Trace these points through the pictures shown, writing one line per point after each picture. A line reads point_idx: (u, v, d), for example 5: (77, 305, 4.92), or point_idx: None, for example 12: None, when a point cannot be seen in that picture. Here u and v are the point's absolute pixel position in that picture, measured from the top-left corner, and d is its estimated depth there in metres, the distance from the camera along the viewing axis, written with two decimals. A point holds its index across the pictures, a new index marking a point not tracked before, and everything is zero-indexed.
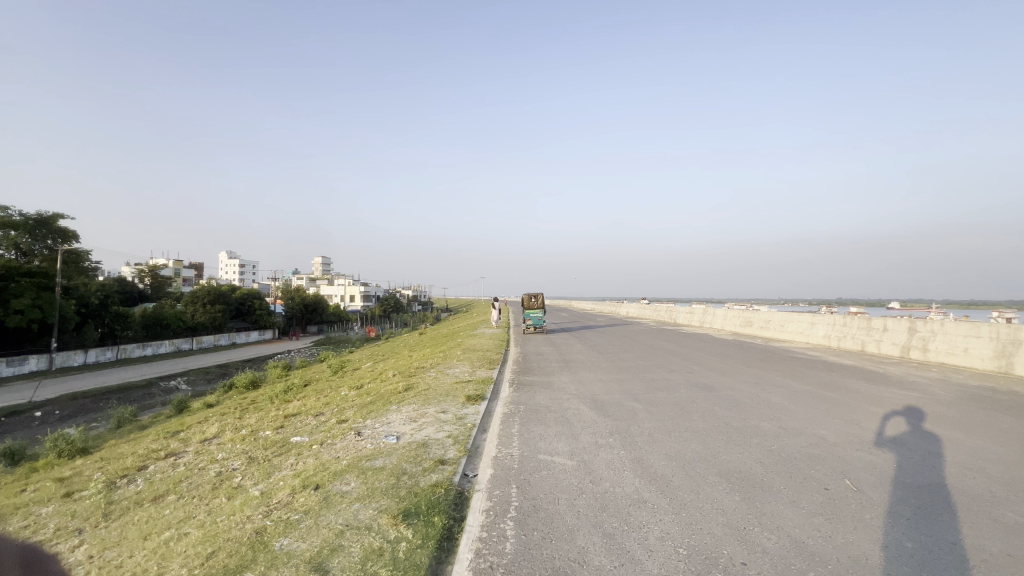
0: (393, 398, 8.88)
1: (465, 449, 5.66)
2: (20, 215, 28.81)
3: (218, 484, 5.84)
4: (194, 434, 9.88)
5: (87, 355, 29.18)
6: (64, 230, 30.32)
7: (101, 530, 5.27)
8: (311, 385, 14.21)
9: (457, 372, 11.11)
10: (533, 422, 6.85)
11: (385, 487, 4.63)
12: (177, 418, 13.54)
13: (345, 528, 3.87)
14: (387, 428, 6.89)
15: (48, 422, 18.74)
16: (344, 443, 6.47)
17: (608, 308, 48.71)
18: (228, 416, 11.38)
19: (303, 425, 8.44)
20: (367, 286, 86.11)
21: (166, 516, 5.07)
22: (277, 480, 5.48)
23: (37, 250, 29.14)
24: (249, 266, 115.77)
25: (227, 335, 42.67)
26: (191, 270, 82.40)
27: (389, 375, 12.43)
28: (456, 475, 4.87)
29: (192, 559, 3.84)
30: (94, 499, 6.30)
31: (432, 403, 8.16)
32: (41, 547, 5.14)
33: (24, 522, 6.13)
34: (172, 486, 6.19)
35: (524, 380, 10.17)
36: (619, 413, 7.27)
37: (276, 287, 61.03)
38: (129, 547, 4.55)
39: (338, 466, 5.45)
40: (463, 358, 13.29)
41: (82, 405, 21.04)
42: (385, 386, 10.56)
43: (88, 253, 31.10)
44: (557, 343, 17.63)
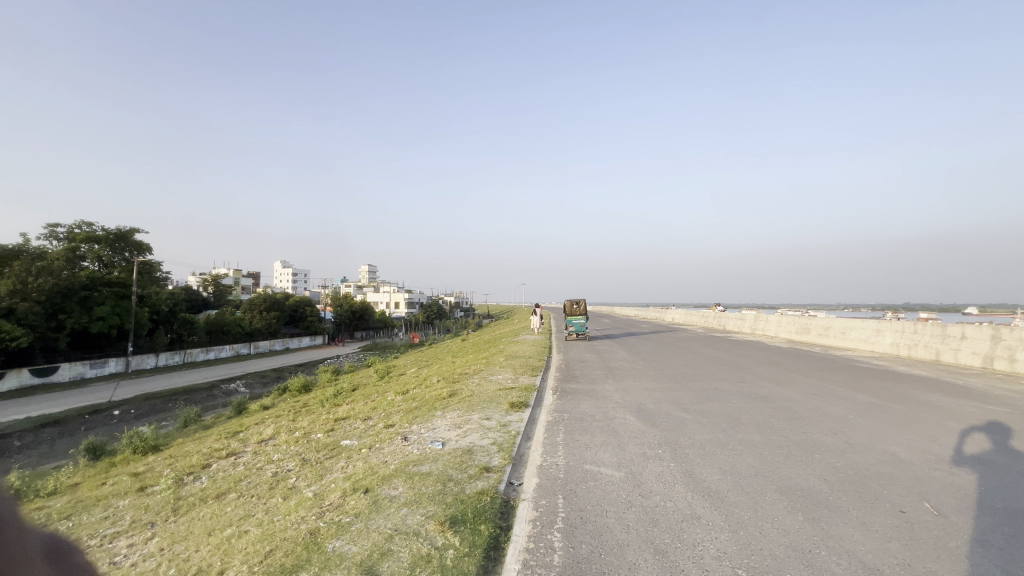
0: (438, 404, 8.98)
1: (510, 457, 5.64)
2: (103, 230, 31.91)
3: (274, 484, 6.11)
4: (252, 434, 10.40)
5: (158, 359, 31.49)
6: (139, 243, 33.23)
7: (170, 524, 5.62)
8: (359, 390, 14.65)
9: (501, 378, 11.14)
10: (578, 431, 6.74)
11: (431, 493, 4.67)
12: (237, 419, 14.35)
13: (394, 534, 3.92)
14: (433, 434, 6.97)
15: (125, 420, 20.36)
16: (391, 448, 6.60)
17: (652, 314, 47.57)
18: (283, 418, 11.93)
19: (352, 428, 8.70)
20: (412, 293, 88.43)
21: (228, 514, 5.34)
22: (329, 483, 5.67)
23: (117, 262, 31.90)
24: (302, 275, 121.80)
25: (282, 340, 44.91)
26: (250, 280, 87.80)
27: (433, 380, 12.65)
28: (501, 483, 4.84)
29: (251, 557, 4.00)
30: (165, 495, 6.74)
31: (475, 409, 8.19)
32: (118, 537, 5.53)
33: (104, 513, 6.65)
34: (232, 485, 6.52)
35: (567, 388, 10.05)
36: (667, 423, 7.03)
37: (326, 295, 63.73)
38: (195, 542, 4.80)
39: (386, 471, 5.56)
40: (506, 364, 13.30)
41: (154, 404, 22.69)
42: (429, 392, 10.72)
43: (159, 264, 33.75)
44: (600, 350, 17.37)
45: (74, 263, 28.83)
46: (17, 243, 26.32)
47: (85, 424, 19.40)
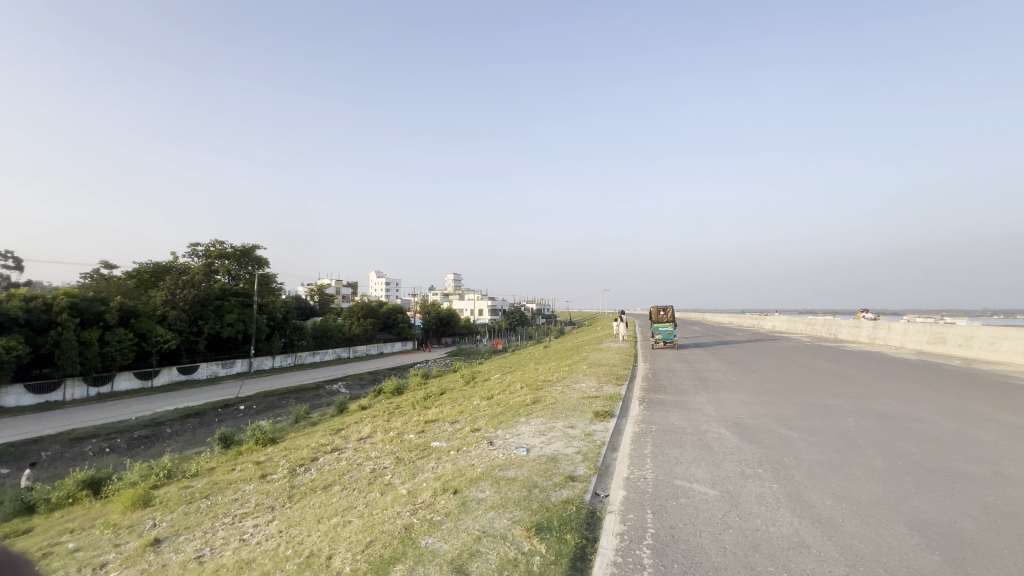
0: (522, 411, 9.09)
1: (596, 467, 5.54)
2: (231, 247, 36.78)
3: (373, 480, 6.58)
4: (352, 432, 11.29)
5: (274, 360, 35.42)
6: (259, 258, 37.82)
7: (287, 509, 6.27)
8: (447, 394, 15.26)
9: (584, 387, 10.95)
10: (667, 444, 6.44)
11: (517, 498, 4.74)
12: (339, 417, 15.66)
13: (483, 535, 4.04)
14: (518, 440, 7.08)
15: (248, 414, 23.14)
16: (478, 451, 6.80)
17: (749, 321, 44.03)
18: (379, 418, 12.80)
19: (441, 430, 9.11)
20: (495, 300, 90.69)
21: (334, 504, 5.84)
22: (421, 481, 5.98)
23: (242, 275, 36.60)
24: (394, 283, 129.47)
25: (377, 345, 48.32)
26: (349, 289, 96.11)
27: (516, 386, 12.84)
28: (586, 493, 4.78)
29: (355, 546, 4.34)
30: (282, 483, 7.54)
31: (559, 417, 8.16)
32: (246, 517, 6.28)
33: (235, 494, 7.60)
34: (337, 477, 7.14)
35: (654, 398, 9.63)
36: (769, 440, 6.47)
37: (416, 303, 67.46)
38: (307, 527, 5.30)
39: (473, 473, 5.75)
40: (590, 372, 13.13)
41: (272, 401, 25.53)
42: (513, 398, 10.87)
43: (275, 276, 38.11)
44: (691, 359, 16.44)
45: (211, 277, 33.49)
46: (168, 260, 31.26)
47: (218, 416, 22.33)
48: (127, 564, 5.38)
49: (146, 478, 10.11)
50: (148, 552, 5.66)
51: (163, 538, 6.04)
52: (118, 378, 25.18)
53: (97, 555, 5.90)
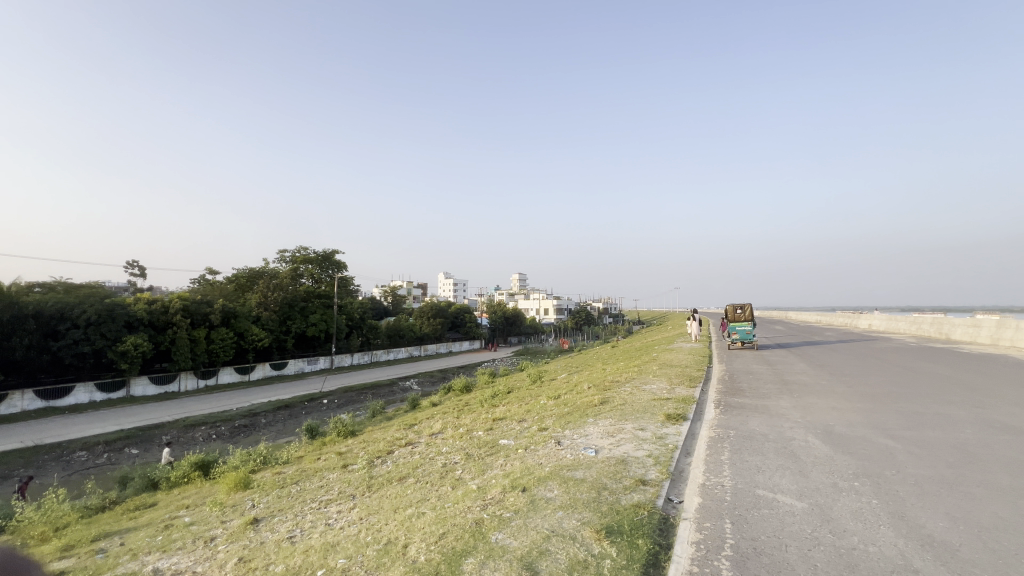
0: (589, 411, 8.97)
1: (668, 471, 5.34)
2: (314, 253, 39.78)
3: (444, 474, 6.82)
4: (424, 427, 11.74)
5: (352, 357, 37.77)
6: (338, 262, 40.61)
7: (367, 497, 6.67)
8: (514, 393, 15.40)
9: (655, 388, 10.58)
10: (747, 451, 6.05)
11: (586, 499, 4.68)
12: (412, 412, 16.38)
13: (552, 534, 4.04)
14: (586, 440, 6.99)
15: (330, 408, 24.90)
16: (545, 450, 6.80)
17: (841, 320, 40.19)
18: (449, 415, 13.24)
19: (509, 428, 9.23)
20: (560, 299, 90.23)
21: (409, 495, 6.12)
22: (490, 478, 6.10)
23: (324, 278, 39.45)
24: (461, 283, 133.06)
25: (446, 344, 49.89)
26: (420, 290, 100.33)
27: (583, 386, 12.69)
28: (659, 498, 4.61)
29: (429, 537, 4.52)
30: (362, 473, 8.04)
31: (629, 418, 7.96)
32: (331, 503, 6.76)
33: (321, 482, 8.21)
34: (411, 470, 7.48)
35: (732, 401, 9.09)
36: (866, 451, 5.88)
37: (483, 304, 68.75)
38: (385, 516, 5.60)
39: (541, 472, 5.76)
40: (660, 373, 12.66)
41: (351, 396, 27.24)
42: (580, 398, 10.75)
43: (353, 278, 40.62)
44: (773, 361, 15.32)
45: (296, 280, 36.40)
46: (261, 266, 34.40)
47: (305, 409, 24.22)
48: (232, 539, 6.00)
49: (246, 463, 11.21)
50: (249, 529, 6.27)
51: (261, 518, 6.66)
52: (221, 372, 28.12)
53: (208, 530, 6.64)
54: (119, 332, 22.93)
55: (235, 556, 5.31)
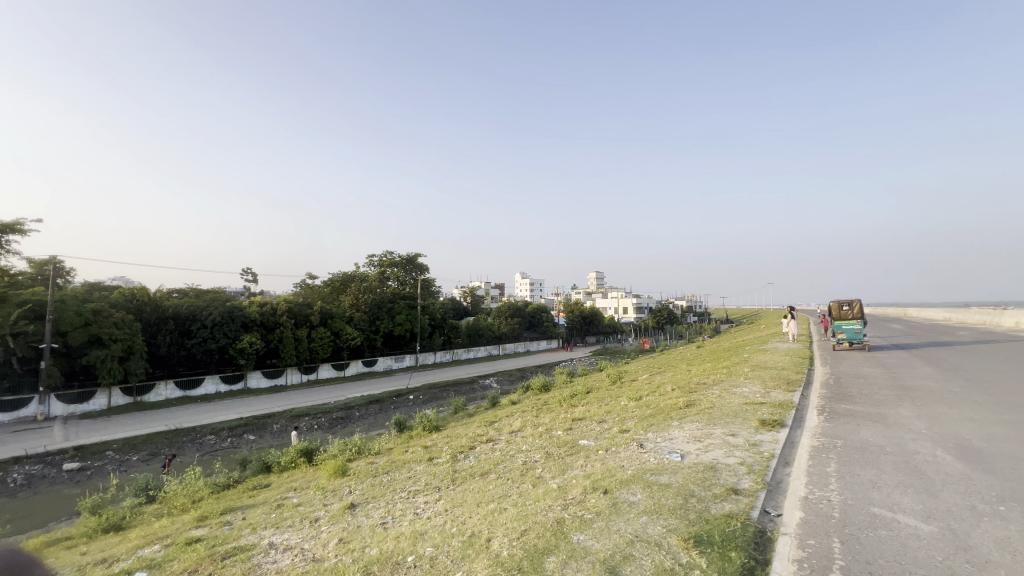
0: (673, 414, 8.56)
1: (764, 481, 4.95)
2: (398, 257, 42.40)
3: (525, 471, 6.89)
4: (504, 425, 11.93)
5: (435, 356, 39.53)
6: (420, 265, 43.00)
7: (451, 490, 6.94)
8: (593, 393, 15.13)
9: (747, 391, 9.86)
10: (859, 464, 5.42)
11: (672, 506, 4.48)
12: (493, 410, 16.79)
13: (636, 539, 3.92)
14: (670, 444, 6.70)
15: (415, 404, 26.30)
16: (628, 453, 6.61)
17: (978, 317, 34.59)
18: (528, 413, 13.38)
19: (589, 429, 9.10)
20: (640, 298, 87.21)
21: (491, 491, 6.27)
22: (571, 478, 6.07)
23: (407, 280, 41.83)
24: (537, 283, 133.83)
25: (523, 343, 50.45)
26: (498, 291, 102.69)
27: (667, 388, 12.13)
28: (753, 509, 4.29)
29: (511, 533, 4.60)
30: (446, 466, 8.38)
31: (717, 423, 7.50)
32: (418, 494, 7.12)
33: (410, 473, 8.69)
34: (493, 466, 7.65)
35: (838, 408, 8.21)
36: (1015, 471, 5.01)
37: (560, 304, 68.47)
38: (468, 510, 5.78)
39: (624, 475, 5.61)
40: (753, 376, 11.76)
41: (435, 393, 28.56)
42: (664, 400, 10.31)
43: (434, 280, 42.65)
44: (890, 364, 13.60)
45: (384, 283, 38.90)
46: (352, 270, 37.31)
47: (394, 403, 25.79)
48: (333, 521, 6.55)
49: (343, 452, 12.19)
50: (347, 513, 6.81)
51: (357, 504, 7.20)
52: (321, 368, 30.82)
53: (313, 511, 7.31)
54: (237, 331, 25.99)
55: (336, 537, 5.78)
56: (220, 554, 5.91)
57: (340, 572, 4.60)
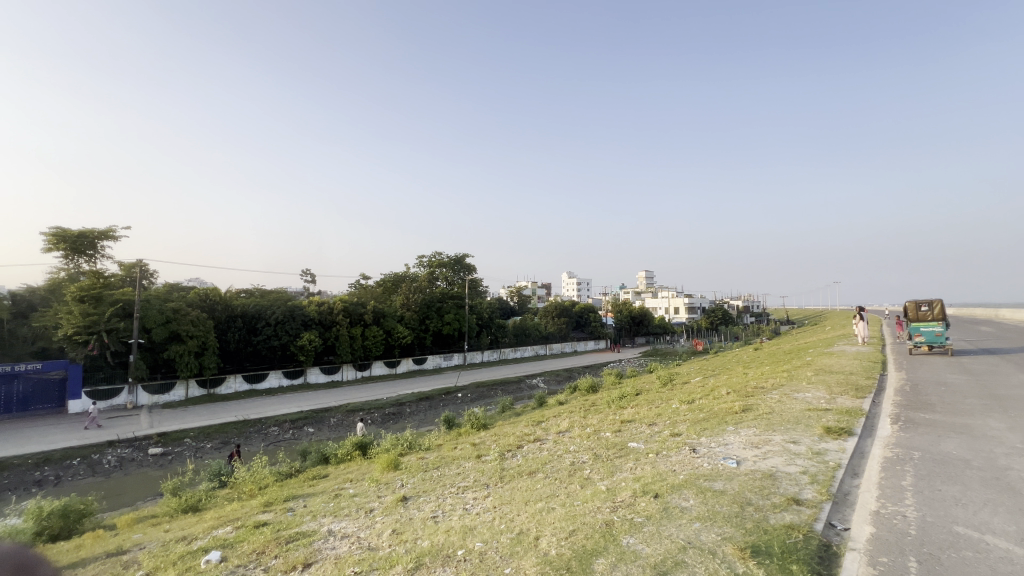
0: (729, 418, 8.22)
1: (830, 492, 4.65)
2: (446, 258, 43.48)
3: (573, 472, 6.86)
4: (552, 425, 11.91)
5: (483, 355, 40.05)
6: (467, 266, 43.98)
7: (499, 488, 7.03)
8: (642, 395, 14.79)
9: (810, 397, 9.30)
10: (939, 479, 4.98)
11: (727, 514, 4.32)
12: (540, 409, 16.80)
13: (688, 546, 3.81)
14: (725, 450, 6.44)
15: (463, 402, 26.78)
16: (679, 457, 6.42)
17: None
18: (575, 414, 13.29)
19: (639, 431, 8.91)
20: (693, 297, 84.16)
21: (539, 490, 6.29)
22: (620, 480, 5.97)
23: (455, 280, 42.83)
24: (585, 283, 132.54)
25: (570, 343, 50.09)
26: (544, 290, 102.77)
27: (721, 392, 11.65)
28: (817, 522, 4.05)
29: (559, 532, 4.60)
30: (494, 464, 8.48)
31: (777, 429, 7.12)
32: (467, 490, 7.26)
33: (459, 469, 8.87)
34: (541, 466, 7.67)
35: (915, 417, 7.57)
36: None
37: (608, 304, 67.38)
38: (517, 507, 5.83)
39: (675, 479, 5.46)
40: (816, 381, 11.07)
41: (483, 391, 28.94)
42: (718, 404, 9.90)
43: (481, 280, 43.38)
44: (977, 370, 12.38)
45: (433, 283, 39.95)
46: (403, 271, 38.58)
47: (443, 401, 26.39)
48: (386, 512, 6.81)
49: (395, 446, 12.64)
50: (399, 505, 7.05)
51: (409, 497, 7.44)
52: (374, 365, 32.05)
53: (368, 502, 7.64)
54: (298, 329, 27.49)
55: (389, 528, 6.01)
56: (284, 538, 6.29)
57: (393, 561, 4.77)
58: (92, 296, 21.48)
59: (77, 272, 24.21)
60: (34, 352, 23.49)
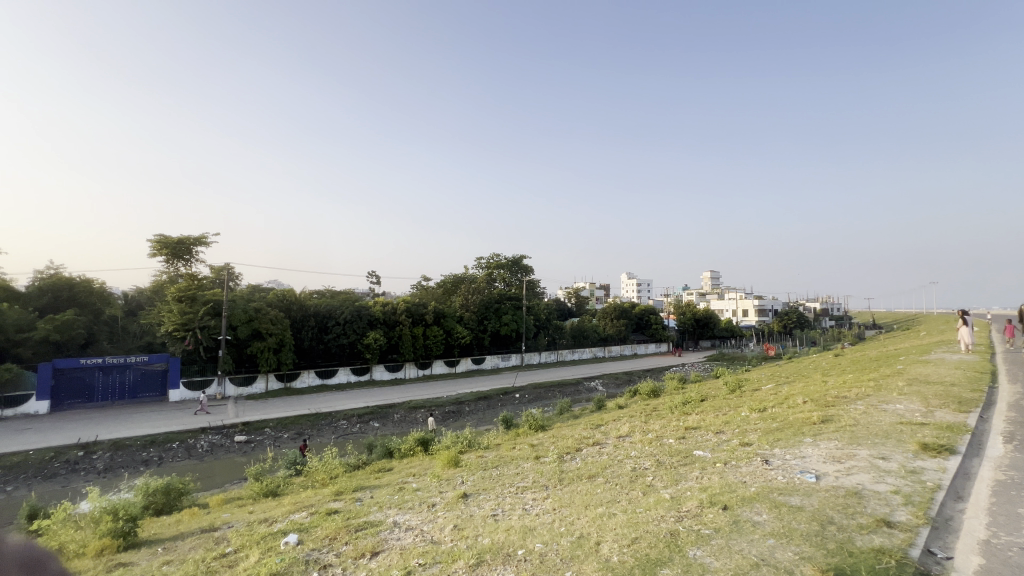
0: (806, 429, 7.65)
1: (929, 516, 4.18)
2: (504, 260, 44.00)
3: (634, 478, 6.68)
4: (612, 429, 11.69)
5: (540, 356, 40.04)
6: (526, 267, 44.28)
7: (559, 490, 6.99)
8: (708, 401, 14.12)
9: (902, 409, 8.44)
10: None
11: (806, 531, 4.02)
12: (599, 412, 16.54)
13: (761, 563, 3.59)
14: (802, 463, 6.00)
15: (521, 402, 26.94)
16: (750, 469, 6.06)
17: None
18: (636, 418, 12.96)
19: (704, 439, 8.53)
20: (763, 299, 79.19)
21: (599, 495, 6.19)
22: (685, 489, 5.73)
23: (513, 282, 43.22)
24: (647, 283, 128.96)
25: (630, 346, 48.86)
26: (602, 291, 101.11)
27: (797, 400, 10.86)
28: (913, 548, 3.66)
29: (621, 539, 4.49)
30: (553, 466, 8.46)
31: (863, 444, 6.53)
32: (527, 490, 7.29)
33: (519, 469, 8.94)
34: (601, 469, 7.55)
35: None
36: None
37: (670, 305, 64.96)
38: (576, 511, 5.78)
39: (746, 492, 5.15)
40: (909, 391, 10.02)
41: (540, 392, 28.91)
42: (794, 413, 9.24)
43: (538, 281, 43.55)
44: None
45: (491, 285, 40.58)
46: (462, 273, 39.49)
47: (501, 400, 26.69)
48: (448, 508, 7.00)
49: (455, 444, 12.95)
50: (460, 502, 7.22)
51: (469, 494, 7.60)
52: (435, 364, 33.04)
53: (430, 496, 7.89)
54: (364, 329, 28.94)
55: (451, 523, 6.16)
56: (353, 526, 6.62)
57: (455, 556, 4.88)
58: (188, 296, 23.88)
59: (176, 274, 26.98)
60: (141, 346, 26.47)
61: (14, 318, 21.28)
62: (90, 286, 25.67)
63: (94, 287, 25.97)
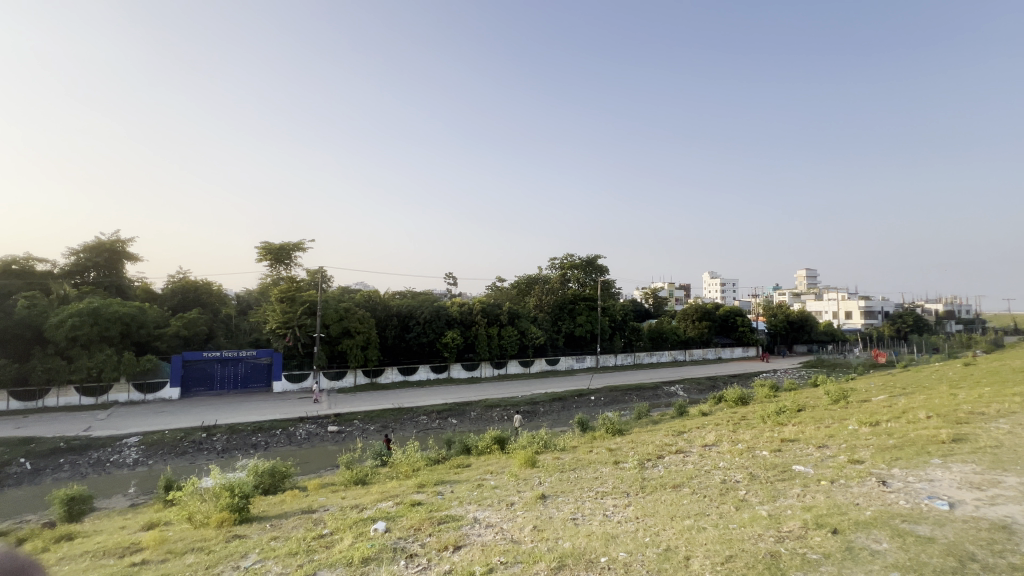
0: (932, 449, 6.67)
1: None
2: (578, 260, 43.45)
3: (725, 491, 6.23)
4: (696, 437, 11.04)
5: (616, 358, 39.02)
6: (601, 267, 43.37)
7: (641, 498, 6.71)
8: (807, 411, 12.84)
9: None
10: None
11: (939, 567, 3.48)
12: (681, 419, 15.70)
13: None
14: (930, 488, 5.24)
15: (597, 406, 26.42)
16: (864, 490, 5.39)
17: None
18: (723, 427, 12.13)
19: (804, 453, 7.77)
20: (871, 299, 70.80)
21: (685, 506, 5.86)
22: (785, 507, 5.23)
23: (588, 282, 42.51)
24: (733, 283, 120.99)
25: (714, 350, 46.06)
26: (683, 292, 96.30)
27: (919, 415, 9.52)
28: None
29: (713, 555, 4.20)
30: (633, 472, 8.15)
31: (1010, 469, 5.55)
32: (607, 496, 7.09)
33: (597, 473, 8.73)
34: (686, 479, 7.13)
35: None
36: None
37: (759, 305, 60.34)
38: (661, 521, 5.51)
39: (861, 515, 4.58)
40: None
41: (617, 395, 28.14)
42: (916, 429, 8.11)
43: (614, 281, 42.50)
44: None
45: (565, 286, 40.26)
46: (535, 274, 39.59)
47: (575, 402, 26.34)
48: (526, 508, 7.00)
49: (531, 444, 12.99)
50: (539, 502, 7.20)
51: (547, 495, 7.55)
52: (510, 364, 33.44)
53: (508, 495, 7.95)
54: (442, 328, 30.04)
55: (530, 524, 6.15)
56: (436, 519, 6.86)
57: (536, 557, 4.87)
58: (288, 296, 26.31)
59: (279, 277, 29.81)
60: (251, 341, 29.56)
61: (153, 316, 24.72)
62: (210, 288, 29.29)
63: (213, 289, 29.61)
